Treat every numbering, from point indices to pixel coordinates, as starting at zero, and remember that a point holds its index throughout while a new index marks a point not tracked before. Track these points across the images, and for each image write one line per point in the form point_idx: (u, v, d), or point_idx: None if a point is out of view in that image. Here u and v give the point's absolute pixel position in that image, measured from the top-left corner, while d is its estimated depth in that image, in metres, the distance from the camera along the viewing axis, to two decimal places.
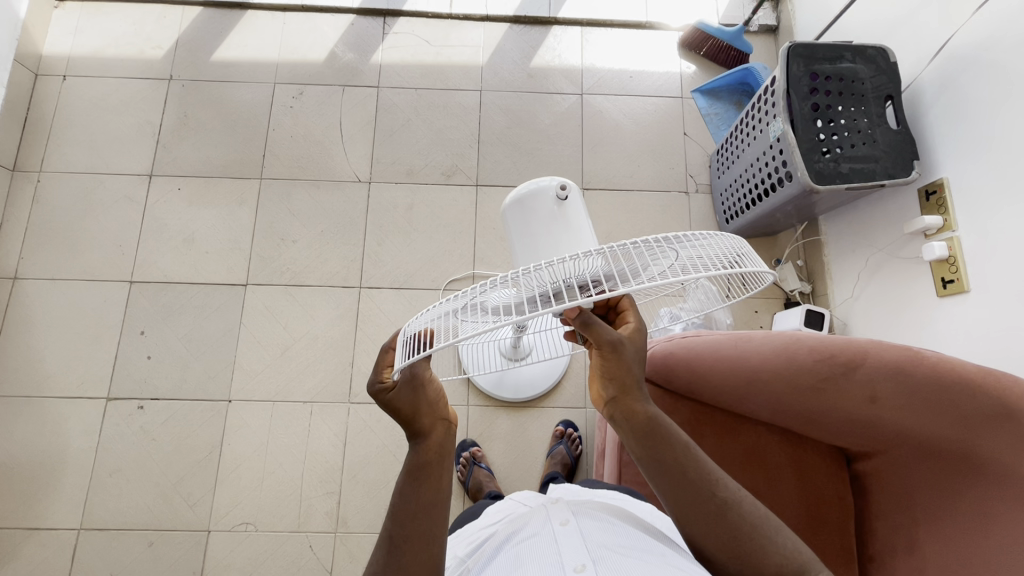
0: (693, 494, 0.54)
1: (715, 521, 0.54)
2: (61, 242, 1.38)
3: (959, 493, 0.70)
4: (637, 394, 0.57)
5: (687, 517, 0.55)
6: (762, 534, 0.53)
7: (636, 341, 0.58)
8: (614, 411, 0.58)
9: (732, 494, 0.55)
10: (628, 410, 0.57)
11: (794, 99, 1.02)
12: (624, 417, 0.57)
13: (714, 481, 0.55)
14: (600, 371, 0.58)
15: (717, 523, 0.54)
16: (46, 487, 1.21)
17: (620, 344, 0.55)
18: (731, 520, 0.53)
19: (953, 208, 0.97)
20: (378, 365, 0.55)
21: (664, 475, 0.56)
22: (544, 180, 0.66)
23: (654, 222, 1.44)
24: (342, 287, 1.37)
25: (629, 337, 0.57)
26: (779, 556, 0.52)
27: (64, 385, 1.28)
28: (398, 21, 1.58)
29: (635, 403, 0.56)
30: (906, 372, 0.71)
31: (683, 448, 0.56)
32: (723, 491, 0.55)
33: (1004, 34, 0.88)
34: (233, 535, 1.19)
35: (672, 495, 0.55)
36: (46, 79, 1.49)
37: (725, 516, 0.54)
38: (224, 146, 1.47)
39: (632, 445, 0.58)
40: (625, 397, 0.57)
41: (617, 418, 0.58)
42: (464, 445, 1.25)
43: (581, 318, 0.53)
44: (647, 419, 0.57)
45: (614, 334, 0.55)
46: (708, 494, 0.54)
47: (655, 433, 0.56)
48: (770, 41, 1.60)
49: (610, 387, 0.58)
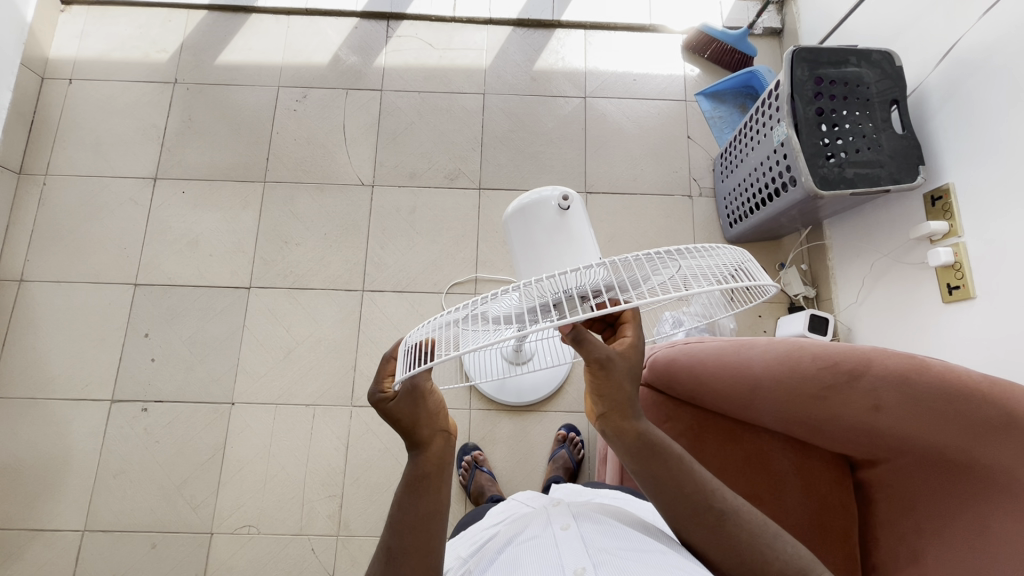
0: (689, 506, 0.56)
1: (714, 531, 0.55)
2: (67, 244, 1.39)
3: (963, 502, 0.70)
4: (629, 412, 0.56)
5: (689, 525, 0.56)
6: (765, 542, 0.54)
7: (631, 358, 0.56)
8: (606, 427, 0.57)
9: (729, 504, 0.56)
10: (618, 426, 0.56)
11: (799, 103, 1.01)
12: (614, 433, 0.57)
13: (711, 491, 0.56)
14: (591, 388, 0.57)
15: (715, 532, 0.55)
16: (50, 488, 1.22)
17: (609, 361, 0.53)
18: (730, 529, 0.55)
19: (959, 214, 0.97)
20: (379, 374, 0.54)
21: (661, 487, 0.56)
22: (546, 189, 0.65)
23: (657, 226, 1.43)
24: (345, 290, 1.37)
25: (622, 353, 0.55)
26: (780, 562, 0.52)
27: (70, 387, 1.29)
28: (402, 24, 1.58)
29: (624, 421, 0.55)
30: (910, 381, 0.70)
31: (681, 460, 0.57)
32: (719, 502, 0.56)
33: (1012, 40, 0.87)
34: (236, 537, 1.19)
35: (669, 508, 0.57)
36: (52, 82, 1.50)
37: (724, 524, 0.55)
38: (228, 149, 1.47)
39: (625, 458, 0.58)
40: (615, 414, 0.56)
41: (607, 435, 0.57)
42: (465, 449, 1.25)
43: (575, 333, 0.51)
44: (637, 434, 0.56)
45: (607, 351, 0.53)
46: (705, 506, 0.55)
47: (650, 449, 0.56)
48: (775, 44, 1.59)
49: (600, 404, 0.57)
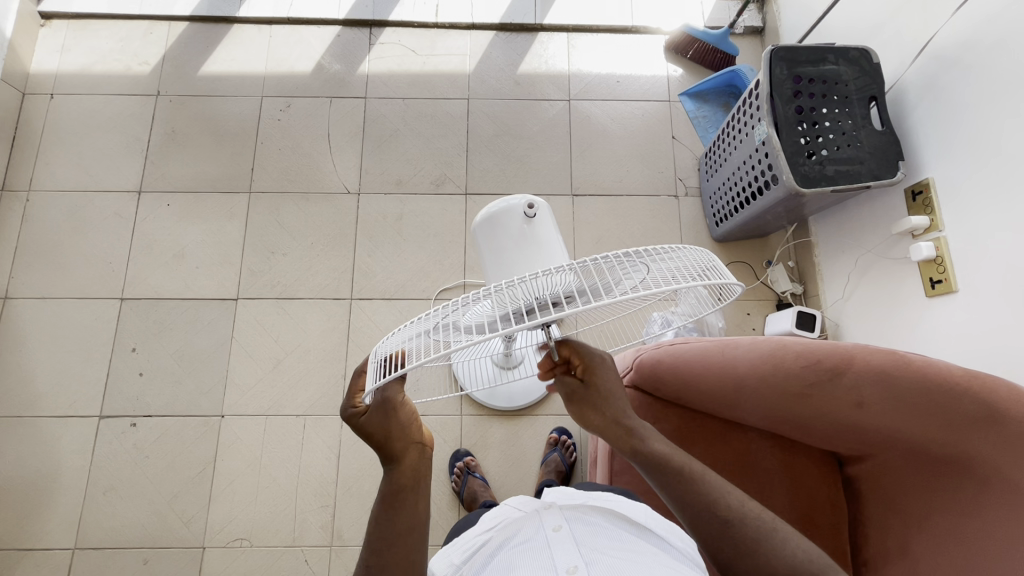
0: (693, 510, 0.54)
1: (718, 536, 0.53)
2: (52, 260, 1.38)
3: (948, 495, 0.70)
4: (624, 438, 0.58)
5: (703, 536, 0.54)
6: (775, 544, 0.52)
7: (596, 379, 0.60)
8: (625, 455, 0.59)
9: (735, 511, 0.54)
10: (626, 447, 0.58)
11: (778, 102, 1.01)
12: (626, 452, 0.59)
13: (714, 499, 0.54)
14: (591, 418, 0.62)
15: (720, 537, 0.53)
16: (39, 507, 1.21)
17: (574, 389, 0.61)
18: (734, 537, 0.52)
19: (939, 207, 0.97)
20: (352, 390, 0.55)
21: (671, 491, 0.56)
22: (514, 198, 0.69)
23: (644, 227, 1.44)
24: (333, 299, 1.36)
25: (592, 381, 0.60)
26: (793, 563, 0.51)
27: (56, 405, 1.28)
28: (385, 31, 1.58)
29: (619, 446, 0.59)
30: (891, 377, 0.70)
31: (685, 468, 0.56)
32: (723, 510, 0.54)
33: (987, 34, 0.87)
34: (229, 551, 1.19)
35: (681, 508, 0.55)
36: (33, 98, 1.49)
37: (727, 532, 0.53)
38: (213, 160, 1.47)
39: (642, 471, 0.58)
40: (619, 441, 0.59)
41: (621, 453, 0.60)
42: (457, 455, 1.24)
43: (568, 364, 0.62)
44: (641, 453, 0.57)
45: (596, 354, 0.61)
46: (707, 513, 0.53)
47: (650, 465, 0.57)
48: (756, 43, 1.60)
49: (597, 414, 0.59)
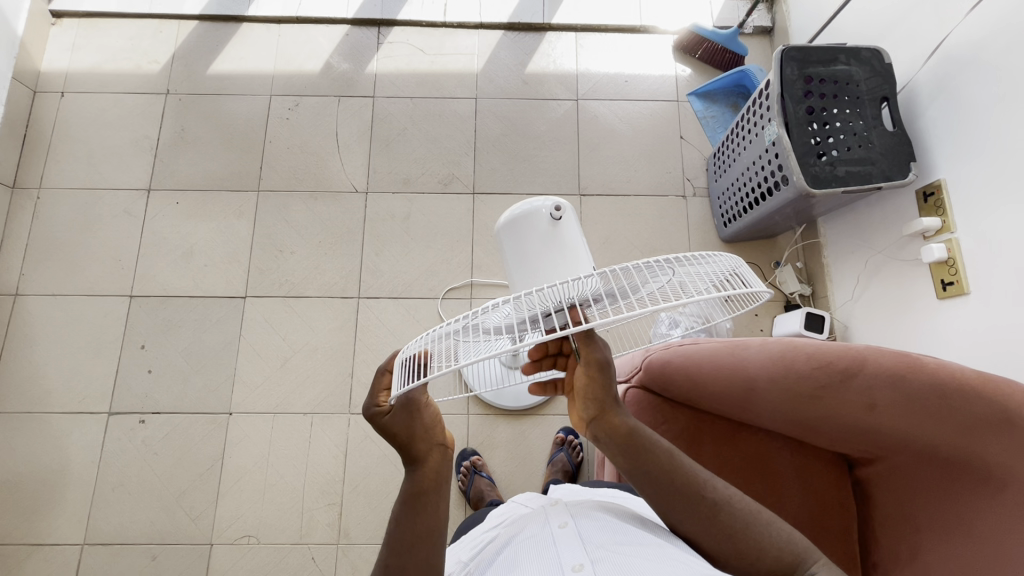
0: (682, 499, 0.57)
1: (708, 521, 0.56)
2: (61, 258, 1.39)
3: (962, 499, 0.70)
4: (617, 409, 0.60)
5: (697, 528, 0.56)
6: (758, 529, 0.55)
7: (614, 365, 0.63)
8: (597, 428, 0.60)
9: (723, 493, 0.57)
10: (609, 424, 0.60)
11: (790, 103, 1.01)
12: (606, 433, 0.60)
13: (700, 482, 0.58)
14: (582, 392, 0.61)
15: (712, 524, 0.56)
16: (48, 502, 1.22)
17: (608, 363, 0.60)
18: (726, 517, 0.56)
19: (952, 209, 0.97)
20: (376, 388, 0.55)
21: (654, 483, 0.58)
22: (539, 200, 0.70)
23: (652, 227, 1.44)
24: (341, 297, 1.37)
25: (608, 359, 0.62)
26: (776, 549, 0.54)
27: (66, 401, 1.29)
28: (393, 30, 1.58)
29: (615, 417, 0.59)
30: (905, 380, 0.70)
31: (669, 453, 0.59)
32: (712, 491, 0.57)
33: (1001, 36, 0.87)
34: (236, 548, 1.19)
35: (661, 498, 0.58)
36: (44, 96, 1.50)
37: (716, 515, 0.56)
38: (222, 159, 1.47)
39: (614, 459, 0.60)
40: (605, 413, 0.60)
41: (601, 436, 0.60)
42: (464, 454, 1.25)
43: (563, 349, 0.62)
44: (627, 430, 0.59)
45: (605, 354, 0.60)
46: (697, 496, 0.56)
47: (638, 444, 0.59)
48: (765, 43, 1.60)
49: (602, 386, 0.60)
